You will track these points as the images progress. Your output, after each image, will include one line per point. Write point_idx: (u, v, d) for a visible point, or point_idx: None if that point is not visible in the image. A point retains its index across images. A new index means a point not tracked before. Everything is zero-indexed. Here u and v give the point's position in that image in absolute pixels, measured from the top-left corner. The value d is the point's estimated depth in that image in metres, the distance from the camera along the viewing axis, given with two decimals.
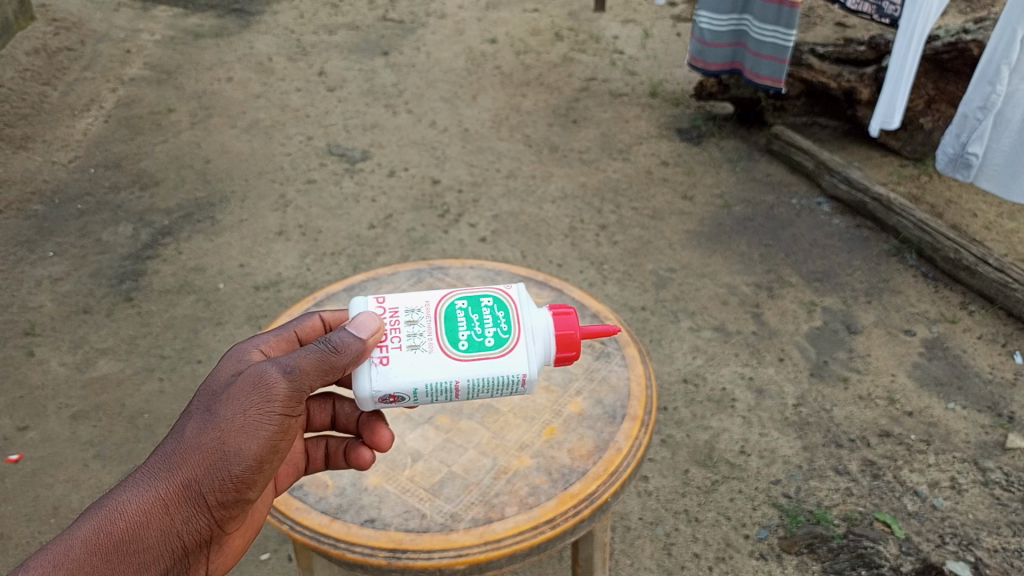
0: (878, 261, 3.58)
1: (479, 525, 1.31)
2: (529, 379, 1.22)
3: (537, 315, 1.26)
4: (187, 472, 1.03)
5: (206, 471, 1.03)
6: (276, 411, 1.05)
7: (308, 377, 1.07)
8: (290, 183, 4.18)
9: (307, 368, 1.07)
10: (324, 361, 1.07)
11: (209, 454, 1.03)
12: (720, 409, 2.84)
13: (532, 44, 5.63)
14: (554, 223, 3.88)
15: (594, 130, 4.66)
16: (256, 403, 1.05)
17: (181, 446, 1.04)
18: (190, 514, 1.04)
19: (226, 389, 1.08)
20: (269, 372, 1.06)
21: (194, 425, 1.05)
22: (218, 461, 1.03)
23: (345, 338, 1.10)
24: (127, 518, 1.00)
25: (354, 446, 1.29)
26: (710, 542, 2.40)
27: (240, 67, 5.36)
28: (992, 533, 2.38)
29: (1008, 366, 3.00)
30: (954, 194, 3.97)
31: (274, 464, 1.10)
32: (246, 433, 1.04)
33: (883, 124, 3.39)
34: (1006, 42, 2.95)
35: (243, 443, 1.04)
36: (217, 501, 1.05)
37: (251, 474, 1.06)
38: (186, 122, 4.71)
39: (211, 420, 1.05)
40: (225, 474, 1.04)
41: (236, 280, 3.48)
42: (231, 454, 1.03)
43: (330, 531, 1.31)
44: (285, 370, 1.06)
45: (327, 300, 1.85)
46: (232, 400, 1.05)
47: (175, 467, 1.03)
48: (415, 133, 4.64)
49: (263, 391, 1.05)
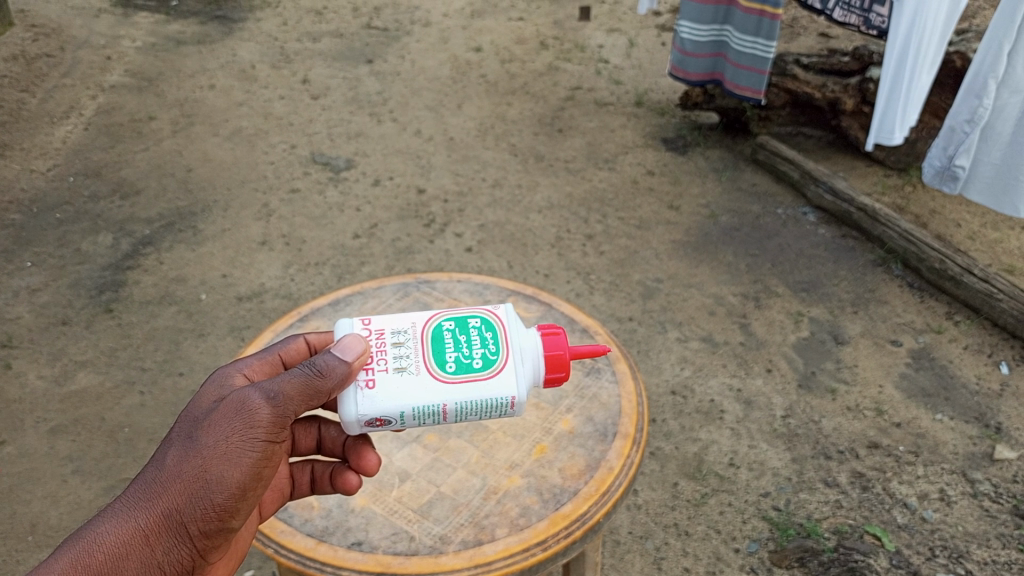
0: (864, 271, 3.59)
1: (469, 547, 1.27)
2: (519, 401, 1.18)
3: (525, 336, 1.23)
4: (168, 501, 0.99)
5: (188, 500, 0.99)
6: (259, 437, 1.02)
7: (293, 401, 1.03)
8: (274, 192, 4.13)
9: (292, 393, 1.03)
10: (309, 385, 1.04)
11: (190, 482, 0.99)
12: (709, 421, 2.82)
13: (518, 53, 5.62)
14: (541, 233, 3.86)
15: (580, 139, 4.65)
16: (239, 429, 1.01)
17: (161, 474, 1.00)
18: (171, 545, 1.00)
19: (208, 415, 1.04)
20: (252, 397, 1.02)
21: (175, 453, 1.02)
22: (200, 489, 0.99)
23: (331, 361, 1.07)
24: (107, 549, 0.96)
25: (340, 471, 1.25)
26: (701, 557, 2.37)
27: (223, 74, 5.31)
28: (982, 545, 2.37)
29: (995, 377, 3.00)
30: (939, 204, 3.99)
31: (259, 491, 1.06)
32: (229, 460, 1.01)
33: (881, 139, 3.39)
34: (993, 57, 2.97)
35: (226, 470, 1.00)
36: (199, 531, 1.01)
37: (235, 503, 1.02)
38: (168, 130, 4.65)
39: (192, 447, 1.01)
40: (208, 503, 1.00)
41: (219, 291, 3.42)
42: (214, 482, 1.00)
43: (316, 554, 1.27)
44: (268, 396, 1.03)
45: (311, 314, 1.81)
46: (214, 427, 1.01)
47: (155, 498, 0.99)
48: (400, 142, 4.61)
49: (245, 417, 1.01)
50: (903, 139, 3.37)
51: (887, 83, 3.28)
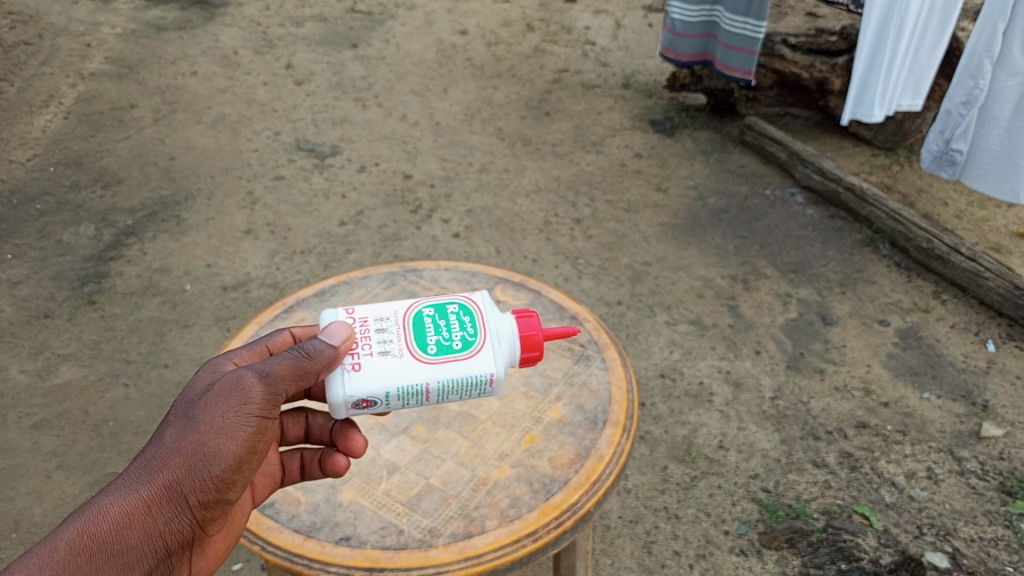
0: (852, 251, 3.59)
1: (459, 540, 1.24)
2: (498, 379, 1.18)
3: (502, 320, 1.23)
4: (169, 473, 0.97)
5: (187, 471, 0.97)
6: (254, 413, 1.02)
7: (284, 379, 1.05)
8: (259, 179, 4.09)
9: (283, 372, 1.04)
10: (298, 365, 1.06)
11: (189, 455, 0.98)
12: (698, 404, 2.82)
13: (504, 35, 5.58)
14: (528, 218, 3.84)
15: (566, 122, 4.63)
16: (236, 403, 1.01)
17: (160, 449, 0.98)
18: (171, 517, 0.97)
19: (203, 395, 1.03)
20: (245, 376, 1.03)
21: (172, 430, 1.00)
22: (199, 461, 0.98)
23: (318, 345, 1.08)
24: (111, 519, 0.93)
25: (328, 455, 1.25)
26: (691, 540, 2.38)
27: (205, 60, 5.25)
28: (969, 522, 2.38)
29: (981, 355, 3.02)
30: (926, 183, 3.99)
31: (252, 469, 1.05)
32: (226, 433, 1.00)
33: (857, 115, 3.45)
34: (989, 36, 2.98)
35: (224, 443, 0.99)
36: (199, 501, 0.99)
37: (232, 477, 1.01)
38: (149, 118, 4.60)
39: (189, 423, 1.00)
40: (207, 474, 0.98)
41: (204, 281, 3.39)
42: (213, 454, 0.98)
43: (304, 551, 1.23)
44: (261, 374, 1.03)
45: (297, 306, 1.78)
46: (210, 403, 1.00)
47: (155, 469, 0.97)
48: (386, 127, 4.57)
49: (240, 393, 1.01)
50: (882, 117, 3.40)
51: (863, 61, 3.34)
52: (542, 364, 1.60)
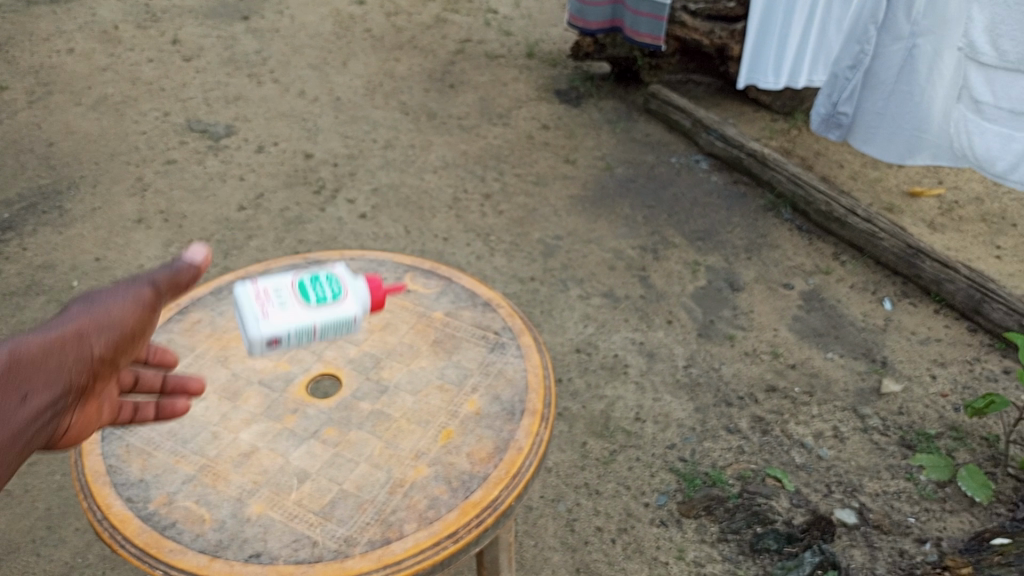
0: (755, 217, 3.67)
1: (377, 548, 1.20)
2: (359, 320, 1.53)
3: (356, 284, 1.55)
4: (76, 328, 1.09)
5: (93, 330, 1.10)
6: (138, 304, 1.19)
7: (160, 290, 1.24)
8: (148, 163, 3.86)
9: (158, 284, 1.24)
10: (170, 280, 1.26)
11: (91, 322, 1.11)
12: (613, 376, 2.85)
13: (403, 6, 5.44)
14: (437, 195, 3.77)
15: (471, 94, 4.54)
16: (123, 298, 1.18)
17: (62, 319, 1.10)
18: (77, 362, 1.07)
19: (90, 293, 1.17)
20: (128, 282, 1.21)
21: (68, 311, 1.12)
22: (99, 326, 1.12)
23: (181, 265, 1.29)
24: (34, 347, 1.01)
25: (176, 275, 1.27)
26: (612, 514, 2.39)
27: (82, 37, 4.91)
28: (874, 477, 2.48)
29: (879, 313, 3.15)
30: (822, 147, 4.12)
31: (134, 352, 1.19)
32: (121, 312, 1.16)
33: (753, 81, 3.70)
34: (873, 3, 3.11)
35: (119, 318, 1.15)
36: (98, 359, 1.11)
37: (124, 347, 1.15)
38: (22, 101, 4.27)
39: (86, 306, 1.14)
40: (108, 336, 1.12)
41: (93, 276, 3.18)
42: (110, 323, 1.13)
43: (210, 573, 1.16)
44: (143, 283, 1.22)
45: (192, 305, 1.67)
46: (102, 293, 1.16)
47: (64, 325, 1.08)
48: (284, 104, 4.38)
49: (125, 290, 1.19)
50: (775, 84, 3.64)
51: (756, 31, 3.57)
52: (457, 355, 1.55)
